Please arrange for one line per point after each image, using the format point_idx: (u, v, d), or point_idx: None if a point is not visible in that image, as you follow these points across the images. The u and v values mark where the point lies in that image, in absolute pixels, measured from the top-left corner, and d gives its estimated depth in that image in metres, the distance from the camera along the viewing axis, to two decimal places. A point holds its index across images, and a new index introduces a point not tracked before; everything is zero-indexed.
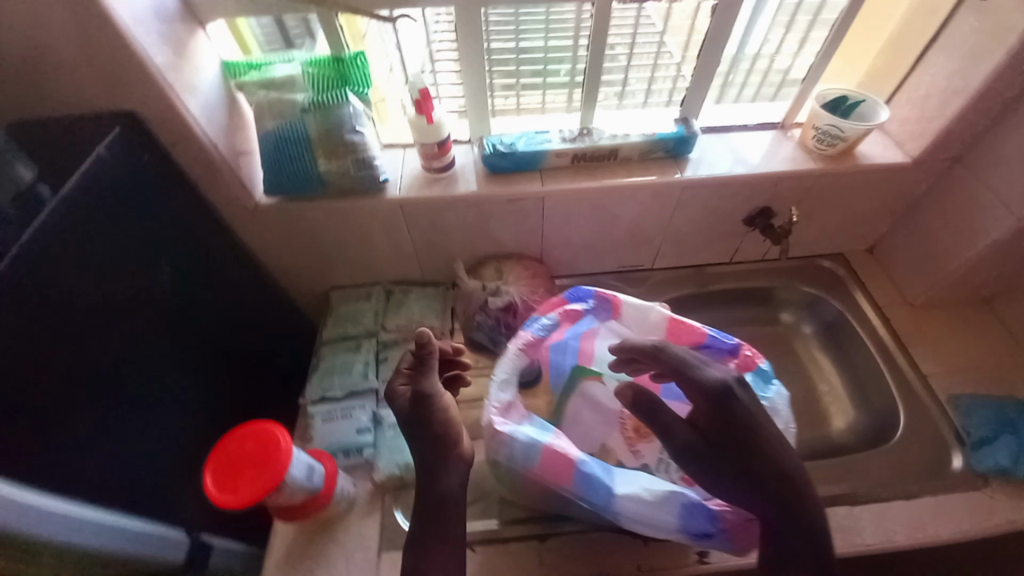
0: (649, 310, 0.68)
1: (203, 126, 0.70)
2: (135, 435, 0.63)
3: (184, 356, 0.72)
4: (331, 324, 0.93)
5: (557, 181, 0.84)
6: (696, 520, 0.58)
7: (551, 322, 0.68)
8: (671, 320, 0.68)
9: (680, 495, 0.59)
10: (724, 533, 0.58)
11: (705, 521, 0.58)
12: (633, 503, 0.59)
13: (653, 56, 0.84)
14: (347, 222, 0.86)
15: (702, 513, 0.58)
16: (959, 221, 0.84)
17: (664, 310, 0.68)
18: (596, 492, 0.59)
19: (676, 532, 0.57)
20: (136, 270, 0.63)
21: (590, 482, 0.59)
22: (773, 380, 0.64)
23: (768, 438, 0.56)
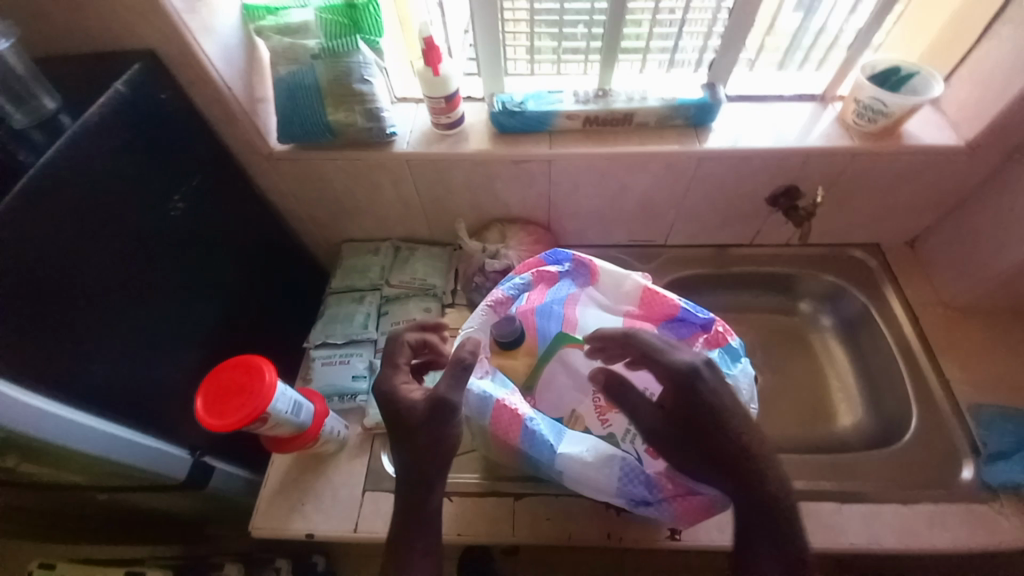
0: (625, 278, 0.69)
1: (220, 70, 0.72)
2: (147, 358, 0.68)
3: (196, 291, 0.76)
4: (340, 275, 0.96)
5: (566, 145, 0.81)
6: (636, 487, 0.59)
7: (526, 282, 0.70)
8: (646, 290, 0.68)
9: (623, 461, 0.60)
10: (666, 504, 0.59)
11: (644, 489, 0.59)
12: (575, 463, 0.61)
13: (708, 23, 0.78)
14: (356, 175, 0.87)
15: (640, 480, 0.59)
16: (1012, 215, 0.75)
17: (641, 280, 0.69)
18: (542, 449, 0.62)
19: (613, 494, 0.59)
20: (152, 205, 0.67)
21: (538, 439, 0.62)
22: (740, 358, 0.65)
23: (737, 426, 0.53)
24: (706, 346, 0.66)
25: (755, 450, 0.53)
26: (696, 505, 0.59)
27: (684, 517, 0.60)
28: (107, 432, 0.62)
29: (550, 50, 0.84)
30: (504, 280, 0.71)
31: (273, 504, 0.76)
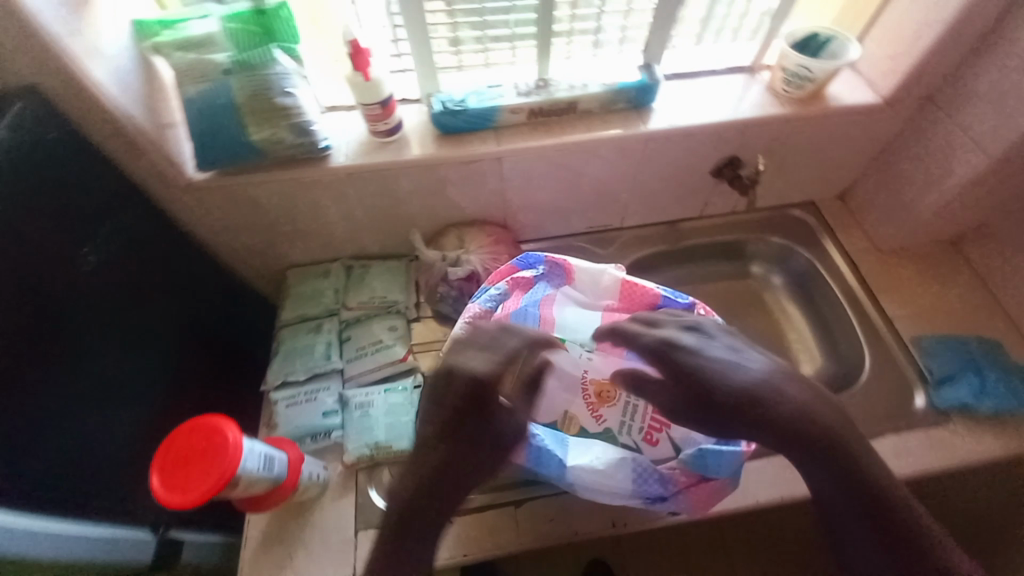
0: (601, 273, 0.71)
1: (118, 97, 0.63)
2: (78, 435, 0.60)
3: (126, 349, 0.68)
4: (290, 304, 0.89)
5: (514, 139, 0.79)
6: (650, 485, 0.61)
7: (501, 292, 0.69)
8: (623, 282, 0.70)
9: (632, 461, 0.62)
10: (680, 495, 0.61)
11: (658, 485, 0.61)
12: (587, 472, 0.62)
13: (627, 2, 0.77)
14: (293, 195, 0.80)
15: (653, 478, 0.61)
16: (929, 162, 0.82)
17: (617, 273, 0.71)
18: (552, 464, 0.63)
19: (629, 496, 0.60)
20: (60, 261, 0.58)
21: (547, 455, 0.64)
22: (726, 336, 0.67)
23: (737, 376, 0.56)
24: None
25: (767, 392, 0.55)
26: (708, 491, 0.61)
27: (699, 505, 0.62)
28: (63, 532, 0.57)
29: (474, 39, 0.79)
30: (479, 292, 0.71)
31: (257, 564, 0.70)
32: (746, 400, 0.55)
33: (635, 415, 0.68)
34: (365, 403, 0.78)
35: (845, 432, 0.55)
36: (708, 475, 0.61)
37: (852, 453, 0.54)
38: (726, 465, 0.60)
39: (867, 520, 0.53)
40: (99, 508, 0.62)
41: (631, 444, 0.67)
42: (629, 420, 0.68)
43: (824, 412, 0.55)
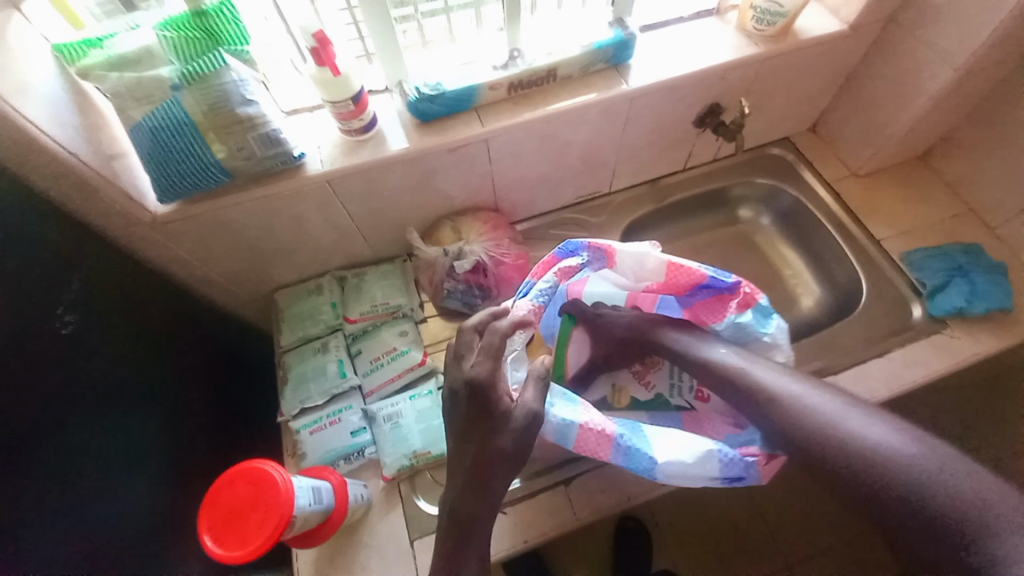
0: (644, 256, 0.67)
1: (58, 134, 0.55)
2: (90, 516, 0.54)
3: (118, 414, 0.62)
4: (288, 329, 0.84)
5: (498, 117, 0.75)
6: (732, 465, 0.59)
7: (550, 286, 0.68)
8: (669, 264, 0.66)
9: (719, 450, 0.59)
10: (755, 469, 0.60)
11: (739, 467, 0.59)
12: (676, 463, 0.60)
13: None
14: (273, 213, 0.74)
15: (739, 462, 0.59)
16: (897, 83, 0.85)
17: (661, 254, 0.67)
18: (641, 461, 0.60)
19: (713, 482, 0.59)
20: (29, 333, 0.51)
21: (632, 454, 0.60)
22: (772, 315, 0.67)
23: (614, 322, 0.72)
24: (737, 310, 0.68)
25: (638, 325, 0.72)
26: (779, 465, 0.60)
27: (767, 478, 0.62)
28: None
29: (409, 16, 0.72)
30: (522, 286, 0.69)
31: None
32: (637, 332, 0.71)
33: (683, 376, 0.74)
34: (394, 414, 0.75)
35: (704, 337, 0.68)
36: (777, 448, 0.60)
37: (708, 350, 0.66)
38: None
39: (759, 405, 0.59)
40: None
41: (683, 404, 0.74)
42: (678, 383, 0.74)
43: (682, 331, 0.69)
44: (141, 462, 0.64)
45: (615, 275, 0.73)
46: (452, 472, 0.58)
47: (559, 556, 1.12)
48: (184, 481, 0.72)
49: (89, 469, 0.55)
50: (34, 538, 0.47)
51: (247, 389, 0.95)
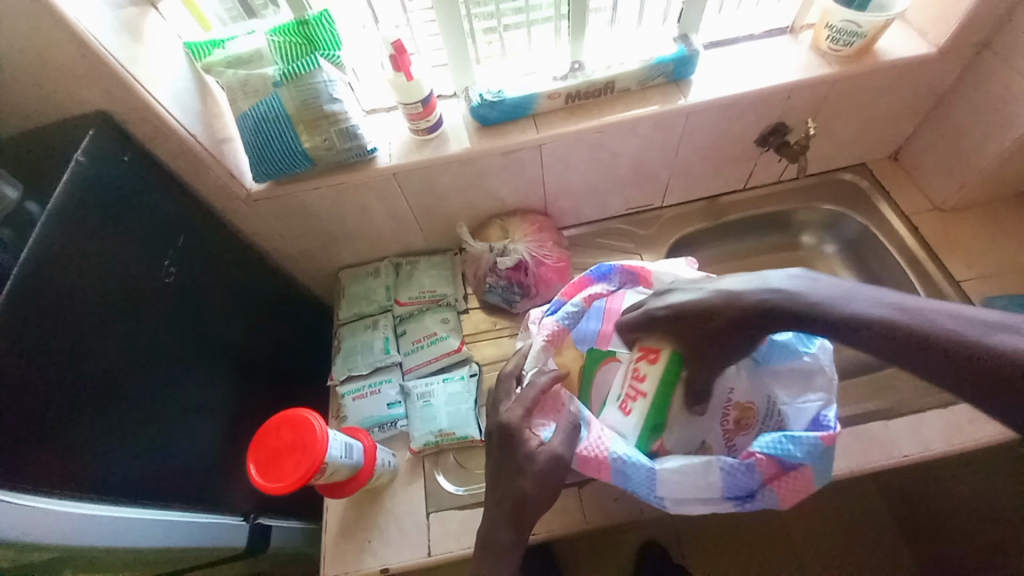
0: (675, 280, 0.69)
1: (178, 118, 0.68)
2: (164, 439, 0.64)
3: (198, 358, 0.72)
4: (345, 304, 0.93)
5: (553, 125, 0.79)
6: (733, 475, 0.58)
7: (575, 309, 0.68)
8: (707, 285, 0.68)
9: (717, 459, 0.58)
10: (767, 490, 0.58)
11: (744, 478, 0.57)
12: (673, 476, 0.59)
13: None
14: (344, 199, 0.83)
15: (740, 470, 0.57)
16: (991, 112, 0.78)
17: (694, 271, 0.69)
18: (635, 476, 0.60)
19: (717, 496, 0.58)
20: (137, 276, 0.63)
21: (626, 467, 0.60)
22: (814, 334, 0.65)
23: (719, 312, 0.58)
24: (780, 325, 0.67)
25: (772, 296, 0.56)
26: (797, 482, 0.57)
27: (792, 497, 0.58)
28: (170, 519, 0.62)
29: (491, 30, 0.78)
30: (552, 305, 0.71)
31: (338, 549, 0.74)
32: (751, 309, 0.57)
33: None
34: (426, 393, 0.81)
35: (853, 293, 0.54)
36: (792, 464, 0.57)
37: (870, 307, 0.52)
38: (805, 450, 0.56)
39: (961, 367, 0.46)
40: (193, 498, 0.68)
41: None
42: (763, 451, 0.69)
43: (823, 289, 0.55)
44: (211, 402, 0.74)
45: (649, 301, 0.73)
46: (499, 477, 0.61)
47: (574, 560, 1.12)
48: (243, 424, 0.82)
49: (170, 399, 0.66)
50: (120, 446, 0.57)
51: (308, 355, 1.06)
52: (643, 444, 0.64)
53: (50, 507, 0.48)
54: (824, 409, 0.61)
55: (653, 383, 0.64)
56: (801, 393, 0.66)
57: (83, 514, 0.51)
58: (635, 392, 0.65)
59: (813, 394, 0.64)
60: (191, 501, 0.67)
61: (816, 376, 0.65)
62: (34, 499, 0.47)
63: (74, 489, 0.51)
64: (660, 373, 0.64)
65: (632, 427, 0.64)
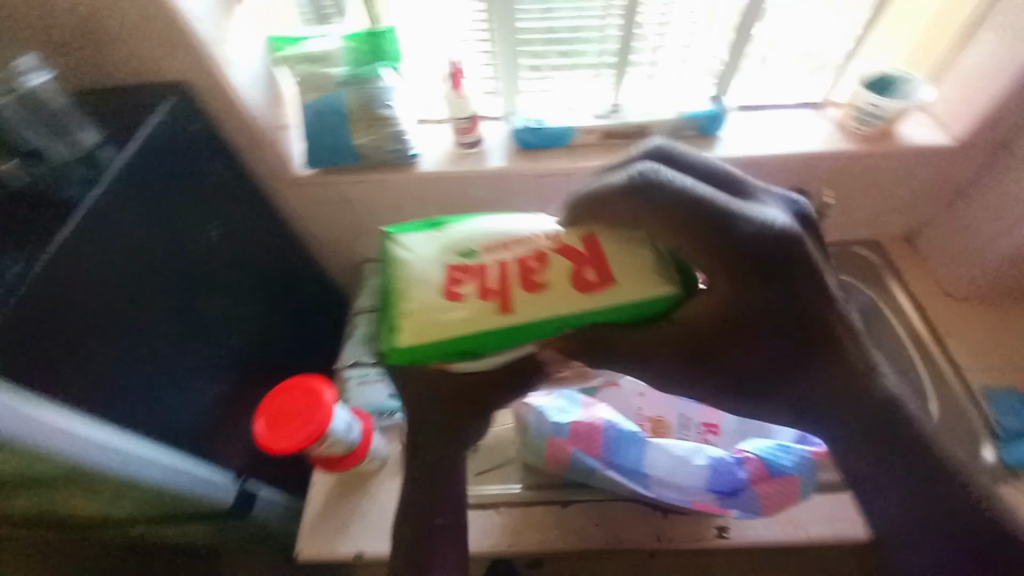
0: None
1: (250, 100, 0.75)
2: (179, 388, 0.66)
3: (221, 319, 0.75)
4: (364, 295, 0.97)
5: (586, 157, 0.84)
6: (721, 471, 0.64)
7: None
8: None
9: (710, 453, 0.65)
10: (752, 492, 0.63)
11: (732, 476, 0.63)
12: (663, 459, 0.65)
13: (685, 38, 0.83)
14: (381, 196, 0.88)
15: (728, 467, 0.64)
16: (1000, 207, 0.82)
17: None
18: (628, 454, 0.65)
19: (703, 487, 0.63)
20: (186, 233, 0.67)
21: (625, 441, 0.66)
22: None
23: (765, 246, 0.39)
24: None
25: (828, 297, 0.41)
26: (780, 490, 0.63)
27: (772, 507, 0.63)
28: (170, 462, 0.62)
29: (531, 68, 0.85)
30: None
31: (316, 528, 0.75)
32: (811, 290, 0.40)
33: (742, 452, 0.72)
34: None
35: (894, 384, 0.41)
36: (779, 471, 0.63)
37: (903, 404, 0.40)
38: (793, 460, 0.63)
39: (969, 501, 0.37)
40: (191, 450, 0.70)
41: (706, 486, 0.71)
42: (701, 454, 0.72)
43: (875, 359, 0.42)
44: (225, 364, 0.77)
45: None
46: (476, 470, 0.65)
47: None
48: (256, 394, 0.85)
49: (191, 353, 0.69)
50: (140, 383, 0.59)
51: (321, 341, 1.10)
52: (408, 351, 0.47)
53: (60, 423, 0.48)
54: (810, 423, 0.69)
55: (529, 305, 0.47)
56: None
57: (95, 437, 0.51)
58: (494, 287, 0.48)
59: None
60: (197, 453, 0.70)
61: None
62: (52, 413, 0.48)
63: (92, 414, 0.53)
64: (559, 294, 0.47)
65: (426, 306, 0.48)
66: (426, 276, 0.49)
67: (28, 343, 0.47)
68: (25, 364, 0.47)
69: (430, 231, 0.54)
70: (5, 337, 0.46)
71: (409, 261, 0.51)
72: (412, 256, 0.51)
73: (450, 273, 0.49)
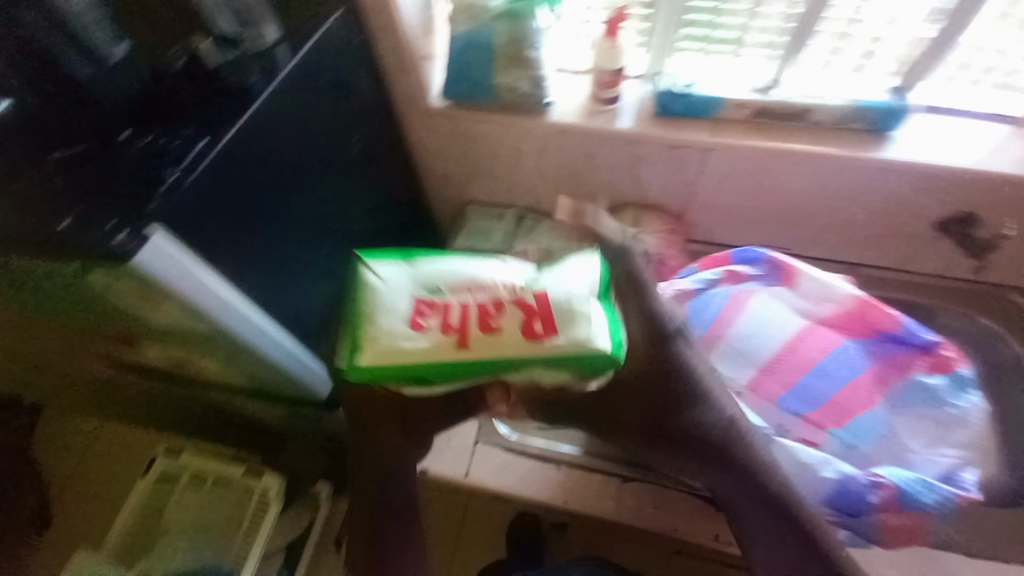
0: (834, 287, 0.62)
1: (405, 20, 0.76)
2: (304, 283, 0.70)
3: (346, 229, 0.78)
4: (464, 234, 0.99)
5: (730, 134, 0.78)
6: (850, 492, 0.56)
7: (715, 278, 0.67)
8: (861, 301, 0.61)
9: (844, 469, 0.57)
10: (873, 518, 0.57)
11: (858, 498, 0.56)
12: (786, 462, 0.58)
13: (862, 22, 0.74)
14: (504, 141, 0.88)
15: (857, 489, 0.56)
16: None
17: (853, 290, 0.62)
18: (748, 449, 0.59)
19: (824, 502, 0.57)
20: (330, 140, 0.70)
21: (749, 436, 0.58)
22: (970, 388, 0.61)
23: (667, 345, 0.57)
24: (927, 370, 0.61)
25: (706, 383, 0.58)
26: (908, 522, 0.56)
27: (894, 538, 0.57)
28: (287, 346, 0.67)
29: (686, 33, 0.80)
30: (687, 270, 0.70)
31: None
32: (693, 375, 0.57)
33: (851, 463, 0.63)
34: None
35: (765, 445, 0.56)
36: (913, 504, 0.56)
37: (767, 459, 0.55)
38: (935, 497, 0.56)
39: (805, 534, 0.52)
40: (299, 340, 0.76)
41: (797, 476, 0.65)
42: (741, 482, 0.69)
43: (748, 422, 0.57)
44: None
45: (795, 299, 0.65)
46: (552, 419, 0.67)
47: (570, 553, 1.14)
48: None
49: (319, 254, 0.72)
50: (277, 270, 0.64)
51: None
52: (371, 370, 0.49)
53: (212, 288, 0.52)
54: (958, 468, 0.60)
55: (485, 346, 0.49)
56: (935, 444, 0.62)
57: (235, 306, 0.56)
58: (459, 328, 0.50)
59: (949, 449, 0.61)
60: (312, 346, 0.75)
61: (959, 430, 0.61)
62: (206, 275, 0.52)
63: (239, 285, 0.57)
64: (508, 340, 0.49)
65: (414, 333, 0.50)
66: (403, 309, 0.51)
67: (205, 211, 0.51)
68: (197, 228, 0.51)
69: (399, 268, 0.54)
70: (192, 202, 0.49)
71: (378, 291, 0.52)
72: (394, 291, 0.52)
73: (419, 308, 0.51)
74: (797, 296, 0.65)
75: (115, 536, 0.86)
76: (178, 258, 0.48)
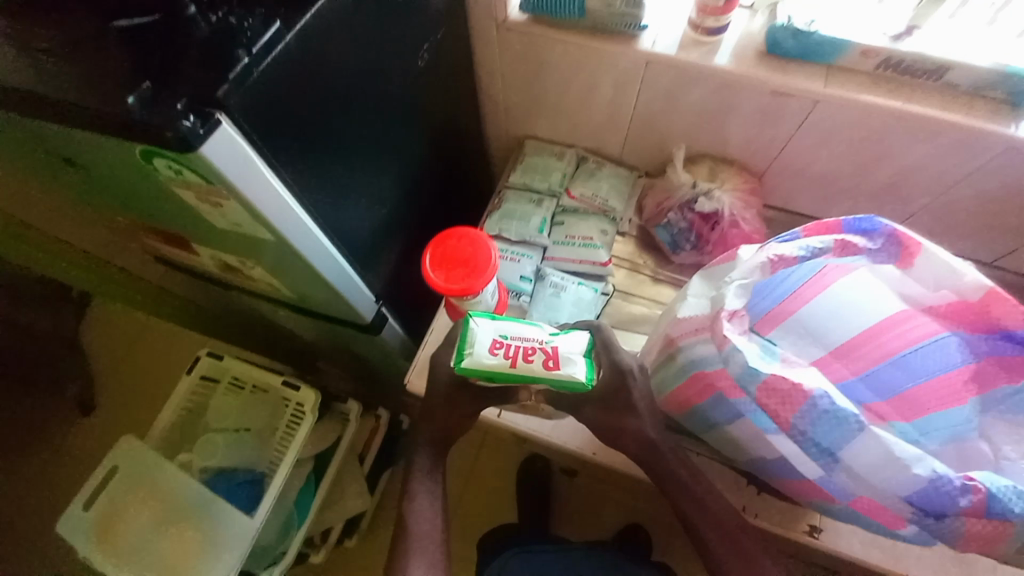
0: (960, 273, 0.52)
1: None
2: (362, 206, 0.65)
3: (407, 150, 0.72)
4: (519, 171, 0.92)
5: (846, 86, 0.68)
6: (931, 493, 0.48)
7: (822, 249, 0.52)
8: (989, 293, 0.51)
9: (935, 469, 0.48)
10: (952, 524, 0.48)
11: (941, 500, 0.48)
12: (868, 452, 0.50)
13: None
14: (581, 71, 0.79)
15: (944, 491, 0.47)
16: None
17: (983, 280, 0.51)
18: (825, 434, 0.50)
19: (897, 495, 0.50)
20: (403, 47, 0.62)
21: (829, 420, 0.49)
22: None
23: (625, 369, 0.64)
24: None
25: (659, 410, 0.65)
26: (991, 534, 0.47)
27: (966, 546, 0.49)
28: (340, 262, 0.64)
29: None
30: (784, 233, 0.55)
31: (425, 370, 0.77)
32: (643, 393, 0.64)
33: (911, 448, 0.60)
34: (559, 285, 0.82)
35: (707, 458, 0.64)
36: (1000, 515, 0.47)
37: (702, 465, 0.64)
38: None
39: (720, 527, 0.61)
40: None
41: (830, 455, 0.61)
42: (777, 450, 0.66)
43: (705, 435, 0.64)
44: None
45: (902, 277, 0.56)
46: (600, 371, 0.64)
47: None
48: (415, 236, 0.86)
49: (379, 176, 0.67)
50: (338, 186, 0.59)
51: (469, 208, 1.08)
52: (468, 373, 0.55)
53: (274, 188, 0.49)
54: None
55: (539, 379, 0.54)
56: None
57: (294, 212, 0.52)
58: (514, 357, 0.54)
59: None
60: (364, 272, 0.72)
61: None
62: (269, 172, 0.47)
63: (301, 194, 0.53)
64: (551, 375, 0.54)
65: (476, 362, 0.54)
66: (480, 338, 0.56)
67: (273, 108, 0.45)
68: (264, 125, 0.45)
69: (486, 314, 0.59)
70: (259, 97, 0.43)
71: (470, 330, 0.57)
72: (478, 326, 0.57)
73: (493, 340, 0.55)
74: (908, 274, 0.55)
75: (160, 425, 0.88)
76: (245, 154, 0.44)
